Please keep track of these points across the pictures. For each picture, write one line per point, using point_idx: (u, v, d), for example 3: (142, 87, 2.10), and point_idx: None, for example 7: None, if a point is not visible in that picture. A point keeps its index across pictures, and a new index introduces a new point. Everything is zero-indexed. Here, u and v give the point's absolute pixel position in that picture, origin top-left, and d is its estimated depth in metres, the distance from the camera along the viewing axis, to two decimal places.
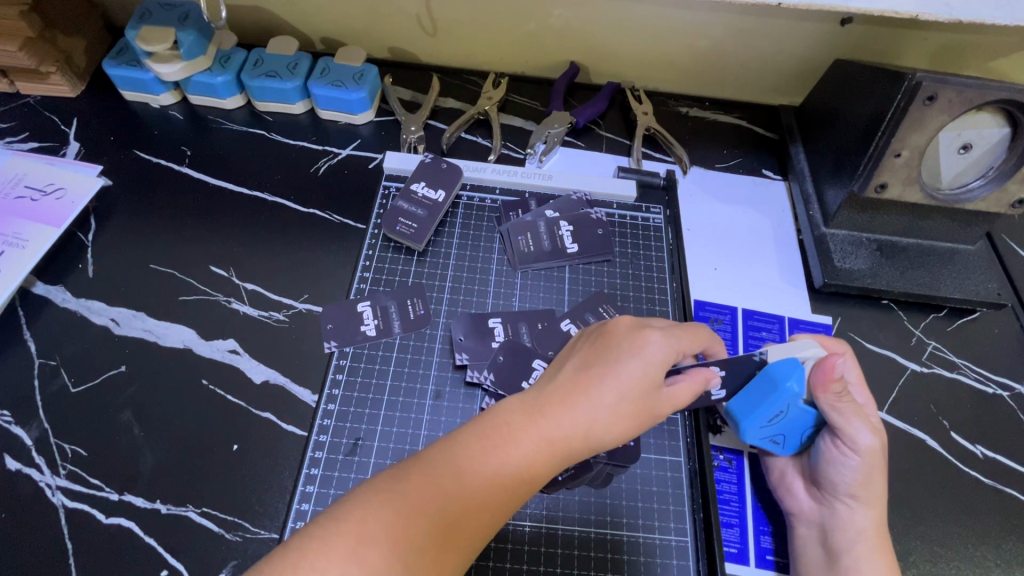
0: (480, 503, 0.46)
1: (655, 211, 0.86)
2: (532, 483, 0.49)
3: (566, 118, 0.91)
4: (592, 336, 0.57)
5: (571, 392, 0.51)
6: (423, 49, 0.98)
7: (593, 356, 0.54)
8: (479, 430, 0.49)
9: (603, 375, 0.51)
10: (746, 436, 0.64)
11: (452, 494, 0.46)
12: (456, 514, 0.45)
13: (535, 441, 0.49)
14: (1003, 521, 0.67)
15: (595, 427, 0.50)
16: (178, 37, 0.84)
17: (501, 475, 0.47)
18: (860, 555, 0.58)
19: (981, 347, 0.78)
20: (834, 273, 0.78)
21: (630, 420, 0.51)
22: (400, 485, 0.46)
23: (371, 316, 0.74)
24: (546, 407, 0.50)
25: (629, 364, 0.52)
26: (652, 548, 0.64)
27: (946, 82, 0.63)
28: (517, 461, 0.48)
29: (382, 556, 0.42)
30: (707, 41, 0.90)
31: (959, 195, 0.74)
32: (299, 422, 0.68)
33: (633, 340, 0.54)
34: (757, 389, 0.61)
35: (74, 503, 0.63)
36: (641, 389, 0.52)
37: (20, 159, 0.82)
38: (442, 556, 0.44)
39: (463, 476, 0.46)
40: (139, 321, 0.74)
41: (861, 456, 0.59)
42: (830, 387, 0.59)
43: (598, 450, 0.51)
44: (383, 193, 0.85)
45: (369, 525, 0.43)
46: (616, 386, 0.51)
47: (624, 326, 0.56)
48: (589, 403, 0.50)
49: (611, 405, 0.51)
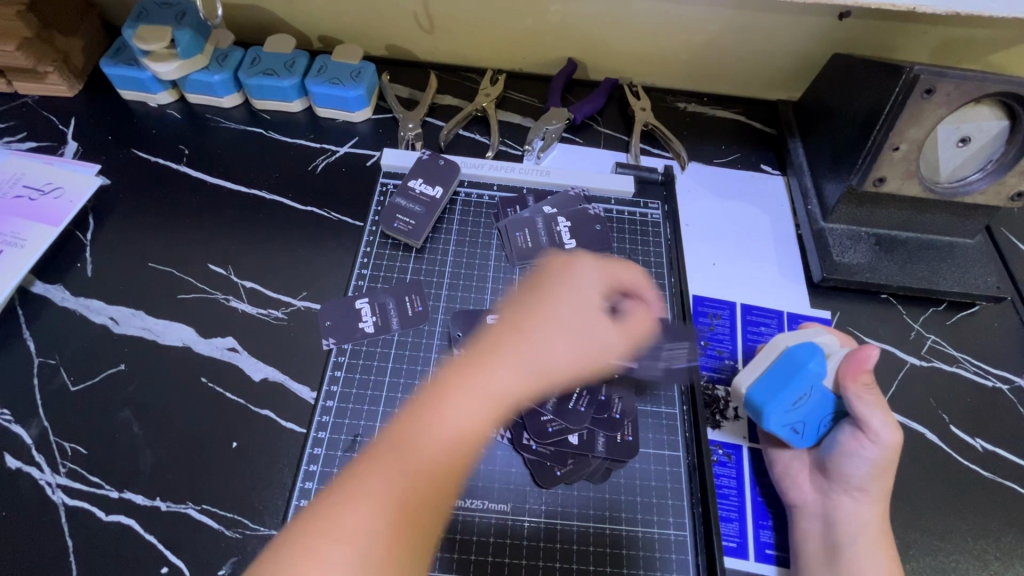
0: (448, 455, 0.52)
1: (653, 207, 0.86)
2: (497, 416, 0.56)
3: (564, 115, 0.91)
4: (527, 292, 0.65)
5: (517, 329, 0.61)
6: (420, 46, 0.97)
7: (532, 298, 0.64)
8: (441, 387, 0.57)
9: (539, 320, 0.61)
10: (767, 423, 0.63)
11: (430, 451, 0.52)
12: (439, 464, 0.52)
13: (492, 381, 0.56)
14: (1003, 514, 0.67)
15: (544, 359, 0.58)
16: (175, 36, 0.84)
17: (466, 420, 0.54)
18: (861, 547, 0.59)
19: (980, 340, 0.78)
20: (833, 268, 0.78)
21: (576, 349, 0.60)
22: (380, 458, 0.51)
23: (370, 313, 0.74)
24: (494, 353, 0.59)
25: (562, 306, 0.61)
26: (652, 542, 0.64)
27: (944, 75, 0.63)
28: (480, 400, 0.55)
29: (374, 515, 0.48)
30: (705, 36, 0.89)
31: (958, 188, 0.73)
32: (298, 419, 0.68)
33: (560, 285, 0.64)
34: (781, 368, 0.64)
35: (75, 501, 0.63)
36: (575, 324, 0.60)
37: (19, 158, 0.83)
38: (428, 500, 0.51)
39: (434, 430, 0.53)
40: (138, 319, 0.74)
41: (879, 449, 0.60)
42: (859, 376, 0.61)
43: (557, 377, 0.60)
44: (381, 190, 0.84)
45: (358, 493, 0.49)
46: (557, 319, 0.60)
47: (547, 276, 0.66)
48: (540, 333, 0.59)
49: (553, 332, 0.60)
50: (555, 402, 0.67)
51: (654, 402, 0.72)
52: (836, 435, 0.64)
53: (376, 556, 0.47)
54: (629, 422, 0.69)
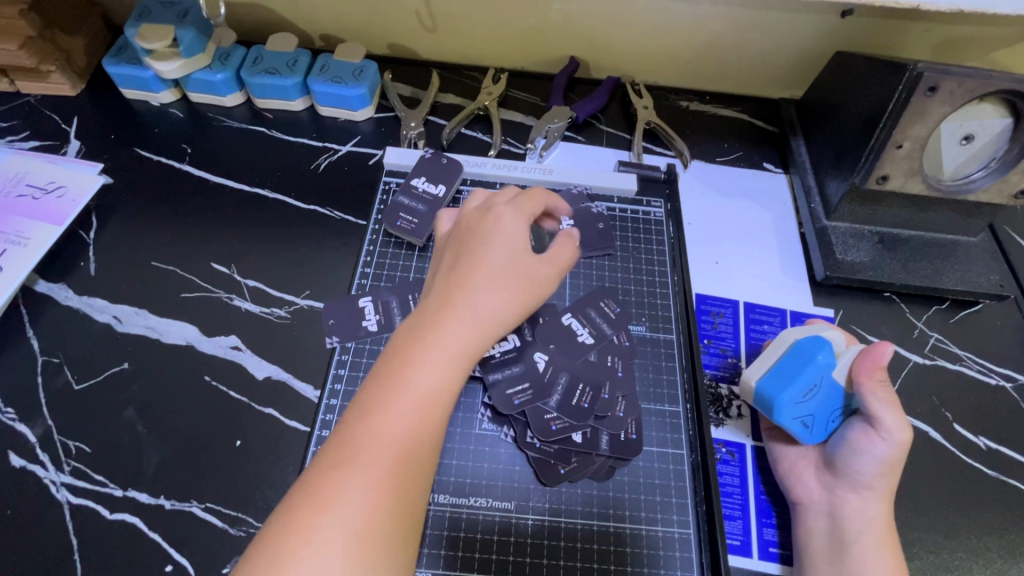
0: (412, 432, 0.46)
1: (656, 205, 0.86)
2: (455, 384, 0.50)
3: (566, 114, 0.91)
4: (456, 242, 0.58)
5: (452, 292, 0.53)
6: (422, 45, 0.97)
7: (462, 255, 0.56)
8: (395, 348, 0.50)
9: (479, 265, 0.55)
10: (779, 416, 0.63)
11: (400, 418, 0.46)
12: (415, 426, 0.46)
13: (442, 349, 0.49)
14: (1007, 512, 0.67)
15: (486, 314, 0.52)
16: (178, 35, 0.83)
17: (423, 392, 0.48)
18: (867, 544, 0.59)
19: (984, 338, 0.78)
20: (836, 266, 0.78)
21: (518, 296, 0.55)
22: (348, 438, 0.45)
23: (373, 311, 0.74)
24: (442, 303, 0.52)
25: (493, 248, 0.56)
26: (655, 540, 0.64)
27: (948, 73, 0.63)
28: (428, 372, 0.48)
29: (357, 514, 0.42)
30: (707, 35, 0.89)
31: (962, 186, 0.73)
32: (301, 417, 0.68)
33: (489, 227, 0.58)
34: (791, 359, 0.64)
35: (79, 499, 0.63)
36: (509, 262, 0.56)
37: (22, 157, 0.83)
38: (403, 487, 0.45)
39: (390, 412, 0.46)
40: (141, 318, 0.74)
41: (889, 446, 0.60)
42: (875, 373, 0.61)
43: (503, 330, 0.54)
44: (384, 189, 0.84)
45: (327, 499, 0.42)
46: (492, 270, 0.55)
47: (472, 222, 0.60)
48: (479, 286, 0.53)
49: (494, 287, 0.54)
50: (558, 398, 0.68)
51: (657, 401, 0.72)
52: (845, 433, 0.64)
53: (375, 532, 0.42)
54: (632, 419, 0.69)
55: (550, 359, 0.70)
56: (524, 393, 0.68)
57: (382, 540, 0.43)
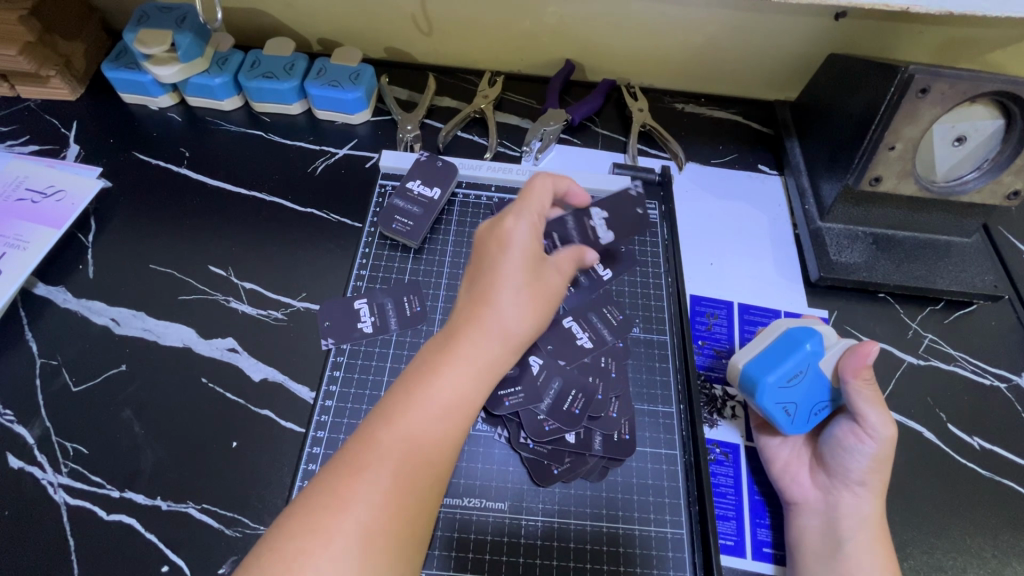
0: (431, 441, 0.50)
1: (650, 207, 0.87)
2: (474, 397, 0.53)
3: (562, 117, 0.91)
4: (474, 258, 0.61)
5: (475, 308, 0.56)
6: (418, 48, 0.98)
7: (477, 272, 0.59)
8: (423, 362, 0.54)
9: (496, 281, 0.57)
10: (761, 398, 0.64)
11: (421, 429, 0.50)
12: (433, 437, 0.50)
13: (461, 364, 0.53)
14: (1000, 511, 0.67)
15: (505, 332, 0.55)
16: (175, 40, 0.84)
17: (443, 404, 0.51)
18: (860, 543, 0.59)
19: (977, 339, 0.78)
20: (830, 267, 0.79)
21: (531, 310, 0.58)
22: (372, 441, 0.48)
23: (368, 313, 0.75)
24: (464, 324, 0.55)
25: (510, 263, 0.58)
26: (648, 540, 0.64)
27: (940, 74, 0.63)
28: (449, 386, 0.52)
29: (370, 514, 0.45)
30: (701, 37, 0.90)
31: (954, 186, 0.73)
32: (297, 418, 0.69)
33: (502, 241, 0.60)
34: (777, 348, 0.64)
35: (76, 500, 0.63)
36: (525, 280, 0.58)
37: (21, 162, 0.83)
38: (418, 491, 0.48)
39: (412, 422, 0.49)
40: (139, 320, 0.75)
41: (878, 443, 0.60)
42: (861, 373, 0.61)
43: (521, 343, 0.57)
44: (379, 192, 0.85)
45: (344, 498, 0.45)
46: (509, 284, 0.57)
47: (487, 234, 0.61)
48: (497, 303, 0.56)
49: (511, 301, 0.56)
50: (549, 403, 0.69)
51: (650, 402, 0.72)
52: (835, 431, 0.64)
53: (388, 531, 0.46)
54: (625, 420, 0.69)
55: (545, 362, 0.71)
56: (516, 395, 0.68)
57: (400, 537, 0.46)
